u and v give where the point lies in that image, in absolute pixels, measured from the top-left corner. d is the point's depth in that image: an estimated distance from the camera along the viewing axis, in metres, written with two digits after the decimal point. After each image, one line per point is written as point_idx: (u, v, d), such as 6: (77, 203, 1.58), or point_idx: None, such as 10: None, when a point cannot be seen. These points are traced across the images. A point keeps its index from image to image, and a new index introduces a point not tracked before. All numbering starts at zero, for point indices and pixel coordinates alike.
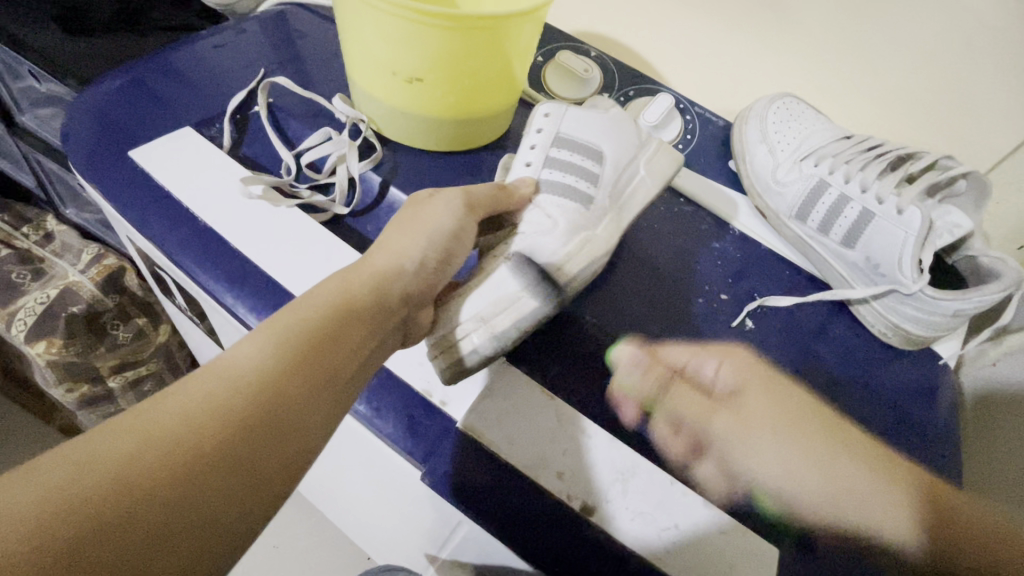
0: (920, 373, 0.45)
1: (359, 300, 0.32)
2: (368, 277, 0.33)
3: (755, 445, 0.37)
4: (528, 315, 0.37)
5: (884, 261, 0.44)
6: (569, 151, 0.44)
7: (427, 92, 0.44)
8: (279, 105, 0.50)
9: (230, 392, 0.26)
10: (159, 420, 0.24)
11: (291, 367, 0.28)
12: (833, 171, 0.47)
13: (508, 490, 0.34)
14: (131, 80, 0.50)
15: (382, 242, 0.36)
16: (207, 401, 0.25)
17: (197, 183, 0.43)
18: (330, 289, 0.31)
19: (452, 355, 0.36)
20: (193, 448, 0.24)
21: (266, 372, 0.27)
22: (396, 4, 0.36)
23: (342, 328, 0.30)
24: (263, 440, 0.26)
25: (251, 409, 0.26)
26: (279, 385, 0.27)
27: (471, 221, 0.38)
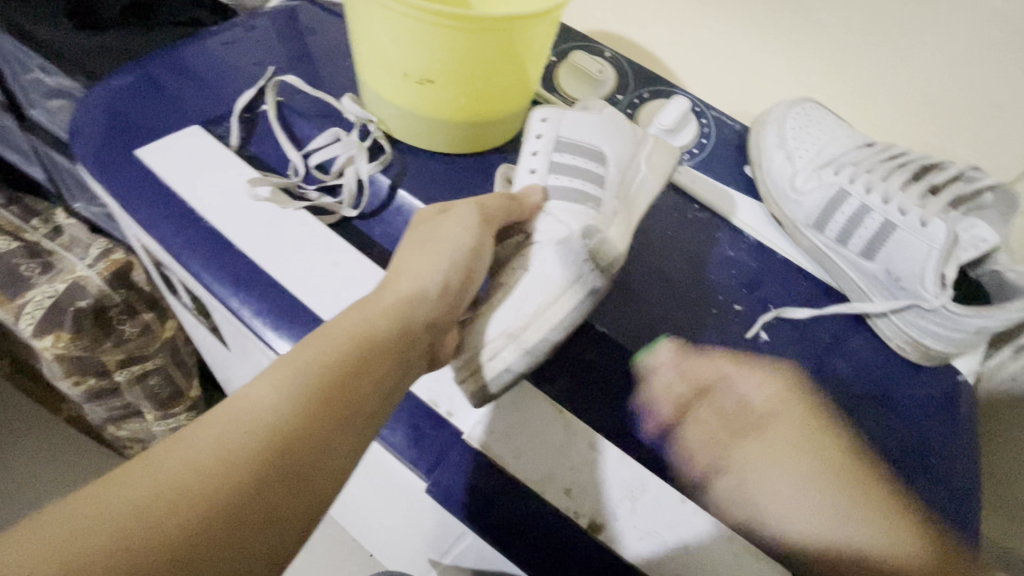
0: (940, 389, 0.44)
1: (382, 331, 0.31)
2: (389, 306, 0.32)
3: (774, 474, 0.35)
4: (555, 327, 0.37)
5: (906, 275, 0.42)
6: (571, 155, 0.42)
7: (438, 94, 0.43)
8: (288, 104, 0.50)
9: (247, 436, 0.25)
10: (176, 465, 0.24)
11: (309, 408, 0.27)
12: (854, 180, 0.45)
13: (514, 504, 0.33)
14: (139, 76, 0.49)
15: (399, 266, 0.35)
16: (224, 446, 0.25)
17: (204, 184, 0.43)
18: (348, 319, 0.31)
19: (480, 378, 0.35)
20: (210, 498, 0.24)
21: (284, 415, 0.26)
22: (407, 4, 0.35)
23: (361, 362, 0.29)
24: (279, 487, 0.25)
25: (268, 455, 0.25)
26: (297, 428, 0.26)
27: (489, 237, 0.37)
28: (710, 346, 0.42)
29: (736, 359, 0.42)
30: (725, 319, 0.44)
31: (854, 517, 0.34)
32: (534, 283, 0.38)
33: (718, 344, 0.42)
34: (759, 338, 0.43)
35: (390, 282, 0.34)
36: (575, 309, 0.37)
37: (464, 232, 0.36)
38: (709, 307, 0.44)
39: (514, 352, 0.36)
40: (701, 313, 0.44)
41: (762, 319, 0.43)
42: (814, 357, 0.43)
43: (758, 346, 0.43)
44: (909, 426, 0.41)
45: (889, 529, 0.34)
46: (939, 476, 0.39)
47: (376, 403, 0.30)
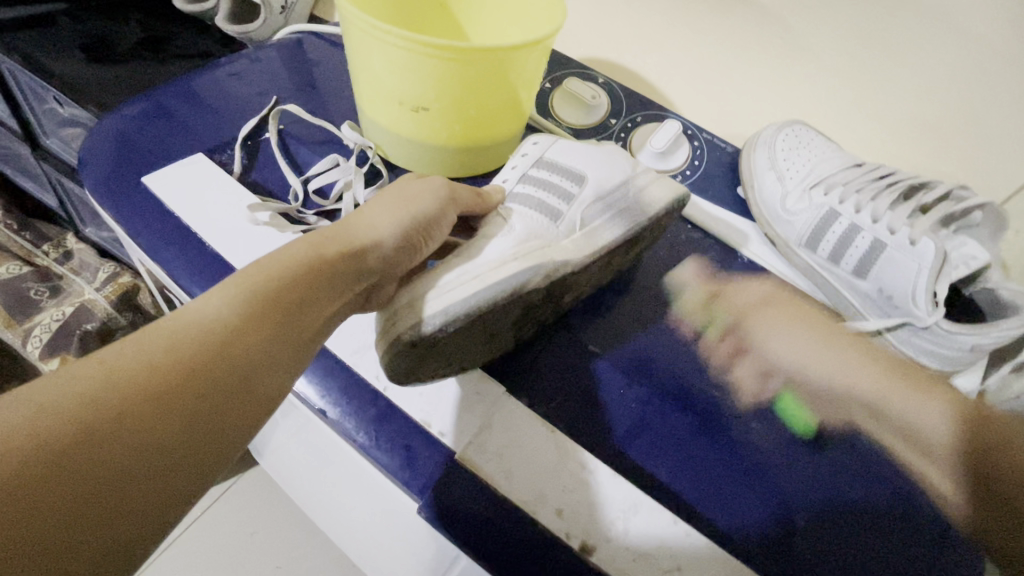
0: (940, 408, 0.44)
1: (330, 262, 0.31)
2: (345, 243, 0.32)
3: (777, 327, 0.45)
4: (460, 302, 0.33)
5: (898, 294, 0.43)
6: (547, 172, 0.44)
7: (432, 121, 0.44)
8: (290, 131, 0.51)
9: (181, 340, 0.25)
10: (115, 364, 0.23)
11: (248, 322, 0.26)
12: (843, 201, 0.46)
13: (505, 526, 0.33)
14: (150, 105, 0.51)
15: (361, 212, 0.35)
16: (152, 347, 0.24)
17: (206, 212, 0.44)
18: (300, 246, 0.31)
19: (387, 337, 0.33)
20: (154, 394, 0.23)
21: (230, 324, 0.26)
22: (400, 38, 0.37)
23: (304, 289, 0.29)
24: (223, 392, 0.25)
25: (213, 361, 0.25)
26: (235, 337, 0.26)
27: (452, 210, 0.38)
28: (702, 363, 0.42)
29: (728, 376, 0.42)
30: (720, 337, 0.44)
31: (931, 402, 0.43)
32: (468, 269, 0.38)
33: (710, 361, 0.43)
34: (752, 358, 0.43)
35: (351, 222, 0.34)
36: (490, 296, 0.34)
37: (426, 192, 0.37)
38: (703, 327, 0.45)
39: (418, 313, 0.33)
40: (695, 331, 0.44)
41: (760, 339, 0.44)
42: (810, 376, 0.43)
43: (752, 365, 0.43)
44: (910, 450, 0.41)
45: (931, 411, 0.42)
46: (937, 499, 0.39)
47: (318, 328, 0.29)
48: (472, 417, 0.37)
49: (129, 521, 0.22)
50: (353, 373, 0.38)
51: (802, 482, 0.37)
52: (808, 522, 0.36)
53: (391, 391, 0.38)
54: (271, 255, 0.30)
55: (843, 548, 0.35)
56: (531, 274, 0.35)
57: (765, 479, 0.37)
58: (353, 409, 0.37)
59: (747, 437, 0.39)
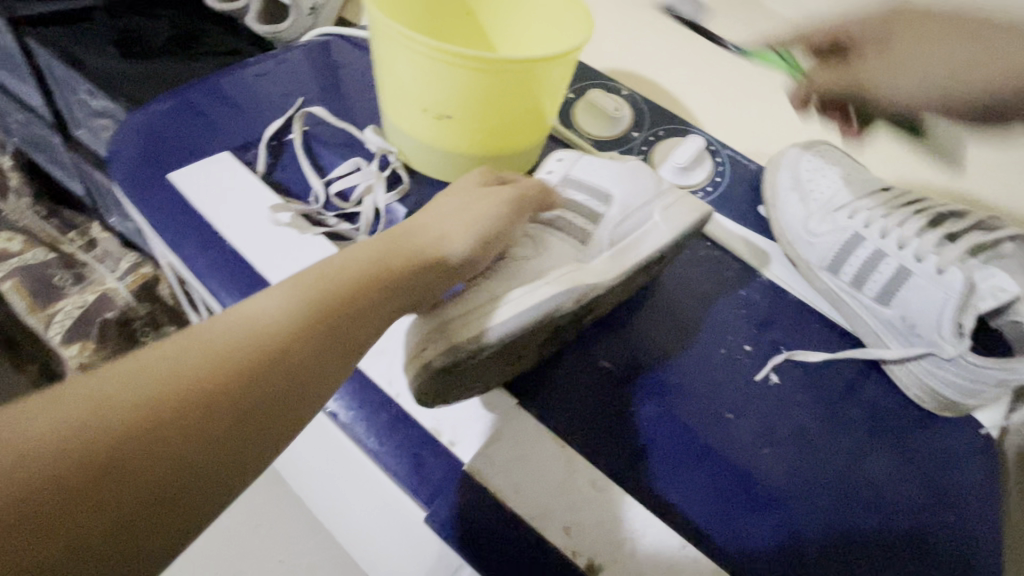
0: (959, 442, 0.43)
1: (396, 269, 0.34)
2: (409, 252, 0.35)
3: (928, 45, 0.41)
4: (490, 329, 0.34)
5: (921, 322, 0.42)
6: (575, 192, 0.44)
7: (455, 129, 0.44)
8: (314, 133, 0.51)
9: (198, 373, 0.26)
10: (176, 367, 0.26)
11: (265, 365, 0.28)
12: (869, 224, 0.45)
13: (513, 539, 0.32)
14: (176, 103, 0.52)
15: (426, 221, 0.38)
16: (174, 378, 0.26)
17: (229, 210, 0.44)
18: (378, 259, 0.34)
19: (418, 361, 0.34)
20: (208, 398, 0.26)
21: (286, 329, 0.29)
22: (431, 47, 0.37)
23: (353, 297, 0.31)
24: (270, 395, 0.27)
25: (266, 365, 0.28)
26: (250, 379, 0.27)
27: (522, 215, 0.41)
28: (717, 385, 0.42)
29: (744, 401, 0.41)
30: (735, 359, 0.44)
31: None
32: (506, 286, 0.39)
33: (725, 383, 0.42)
34: (768, 380, 0.43)
35: (420, 231, 0.37)
36: (517, 319, 0.34)
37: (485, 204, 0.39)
38: (718, 347, 0.44)
39: (443, 340, 0.34)
40: (710, 352, 0.44)
41: (773, 361, 0.43)
42: (828, 404, 0.42)
43: (768, 389, 0.42)
44: (925, 482, 0.40)
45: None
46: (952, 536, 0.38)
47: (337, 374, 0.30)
48: (483, 429, 0.36)
49: (112, 558, 0.22)
50: (365, 377, 0.38)
51: (814, 513, 0.37)
52: (816, 554, 0.35)
53: (403, 397, 0.38)
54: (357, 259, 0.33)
55: None
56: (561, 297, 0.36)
57: (776, 508, 0.36)
58: (363, 414, 0.37)
59: (759, 464, 0.38)
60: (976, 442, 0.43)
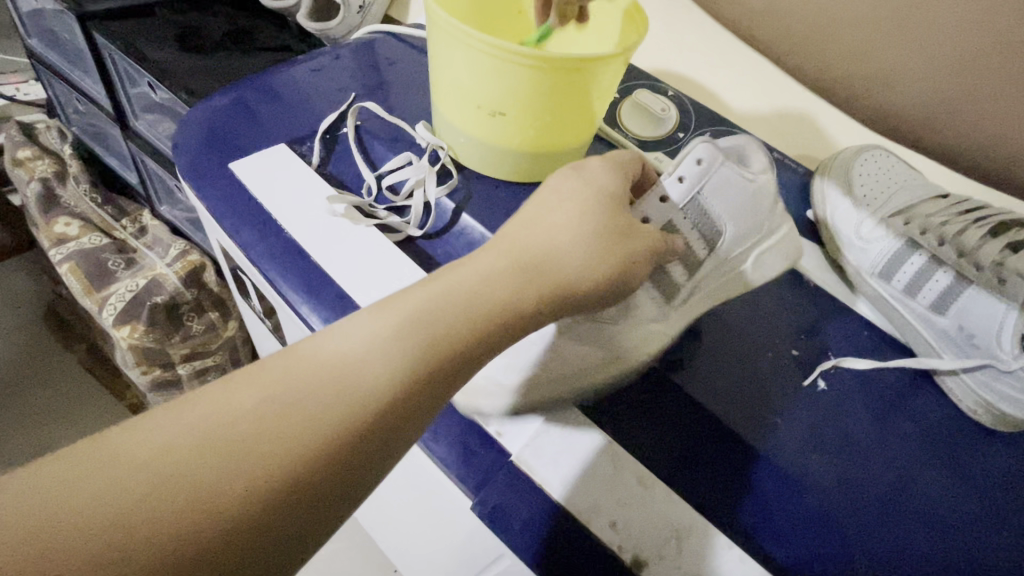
0: (1018, 458, 0.41)
1: (515, 306, 0.31)
2: (552, 280, 0.32)
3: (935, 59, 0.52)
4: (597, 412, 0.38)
5: (980, 332, 0.42)
6: (697, 218, 0.43)
7: (506, 126, 0.45)
8: (366, 127, 0.52)
9: (212, 475, 0.22)
10: (193, 468, 0.22)
11: (322, 448, 0.24)
12: (926, 231, 0.44)
13: (561, 529, 0.33)
14: (235, 98, 0.54)
15: (552, 233, 0.34)
16: (226, 461, 0.23)
17: (286, 200, 0.46)
18: (499, 297, 0.31)
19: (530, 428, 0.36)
20: (222, 507, 0.22)
21: (321, 423, 0.25)
22: (491, 44, 0.38)
23: (404, 379, 0.27)
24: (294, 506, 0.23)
25: (292, 472, 0.24)
26: (306, 460, 0.24)
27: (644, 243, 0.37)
28: (763, 389, 0.41)
29: (792, 407, 0.41)
30: (781, 363, 0.43)
31: None
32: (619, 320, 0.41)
33: (772, 387, 0.42)
34: (816, 386, 0.42)
35: (551, 257, 0.33)
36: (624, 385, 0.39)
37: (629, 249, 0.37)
38: (764, 351, 0.44)
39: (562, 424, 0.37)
40: (757, 356, 0.43)
41: (821, 367, 0.43)
42: (878, 413, 0.42)
43: (816, 395, 0.42)
44: (980, 498, 0.39)
45: None
46: (1008, 555, 0.37)
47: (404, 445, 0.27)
48: (530, 422, 0.37)
49: None
50: None
51: (862, 524, 0.36)
52: (866, 566, 0.35)
53: None
54: (482, 288, 0.31)
55: None
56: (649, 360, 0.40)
57: (825, 518, 0.36)
58: None
59: (806, 470, 0.38)
60: None
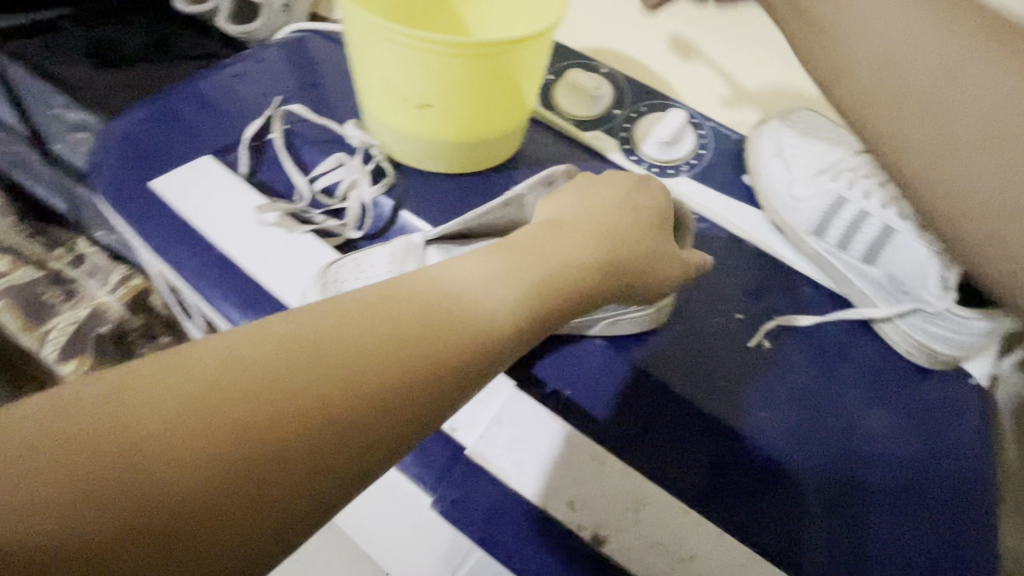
0: (951, 392, 0.44)
1: (557, 286, 0.30)
2: (568, 261, 0.32)
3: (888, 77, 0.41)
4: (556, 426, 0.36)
5: (908, 279, 0.42)
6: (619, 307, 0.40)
7: (434, 118, 0.44)
8: (293, 130, 0.51)
9: (254, 448, 0.20)
10: (238, 427, 0.20)
11: (310, 439, 0.21)
12: (851, 186, 0.46)
13: (520, 514, 0.34)
14: (153, 110, 0.51)
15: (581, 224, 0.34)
16: (192, 445, 0.19)
17: (212, 213, 0.44)
18: (497, 295, 0.27)
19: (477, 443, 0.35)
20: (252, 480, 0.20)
21: (368, 398, 0.23)
22: (408, 34, 0.37)
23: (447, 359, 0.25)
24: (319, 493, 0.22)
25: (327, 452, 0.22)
26: (307, 456, 0.21)
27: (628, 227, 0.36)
28: (712, 356, 0.42)
29: (740, 369, 0.42)
30: (728, 328, 0.44)
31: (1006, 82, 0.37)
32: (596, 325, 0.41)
33: (721, 351, 0.43)
34: (762, 346, 0.43)
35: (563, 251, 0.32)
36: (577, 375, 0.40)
37: (599, 240, 0.34)
38: (711, 318, 0.45)
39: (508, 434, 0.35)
40: (704, 323, 0.44)
41: (765, 326, 0.44)
42: (822, 365, 0.43)
43: (762, 355, 0.43)
44: (919, 434, 0.41)
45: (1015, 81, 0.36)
46: (948, 485, 0.39)
47: (380, 446, 0.23)
48: (482, 413, 0.36)
49: None
50: None
51: (812, 471, 0.38)
52: (816, 512, 0.37)
53: None
54: (471, 286, 0.28)
55: (846, 533, 0.36)
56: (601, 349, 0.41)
57: (776, 470, 0.38)
58: None
59: (757, 427, 0.39)
60: (967, 392, 0.44)
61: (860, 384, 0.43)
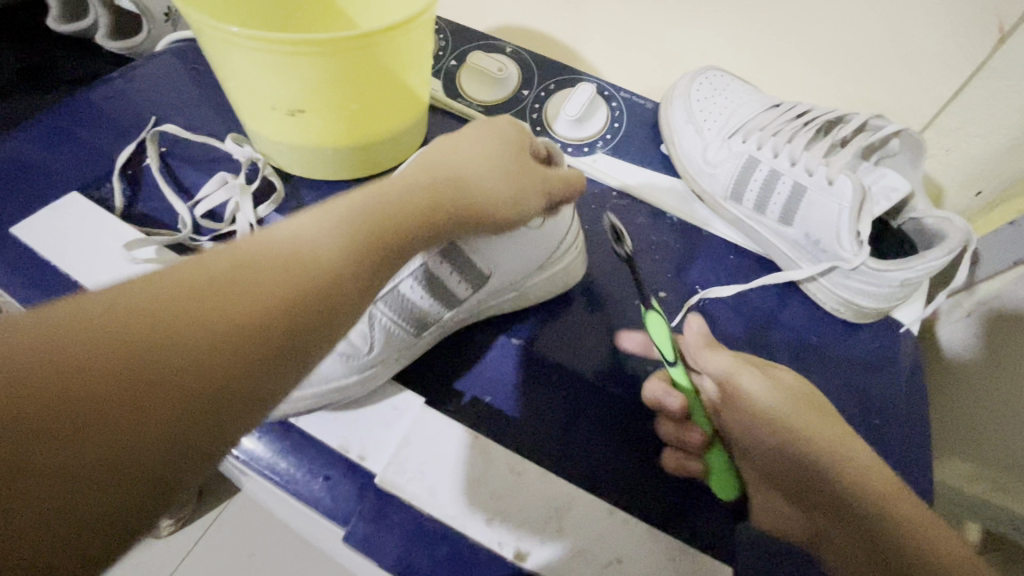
0: (880, 345, 0.43)
1: (421, 197, 0.27)
2: (427, 172, 0.29)
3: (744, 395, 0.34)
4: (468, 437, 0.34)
5: (823, 237, 0.41)
6: (499, 256, 0.35)
7: (312, 123, 0.41)
8: (174, 153, 0.47)
9: (176, 295, 0.18)
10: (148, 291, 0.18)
11: (251, 288, 0.20)
12: (761, 145, 0.44)
13: (437, 538, 0.32)
14: (15, 145, 0.48)
15: (419, 167, 0.29)
16: (103, 326, 0.17)
17: (80, 255, 0.40)
18: (327, 231, 0.23)
19: (388, 472, 0.33)
20: (192, 325, 0.18)
21: (310, 247, 0.22)
22: (250, 36, 0.33)
23: (388, 221, 0.25)
24: (279, 338, 0.20)
25: (280, 293, 0.20)
26: (255, 298, 0.19)
27: (500, 156, 0.32)
28: (633, 341, 0.41)
29: None
30: None
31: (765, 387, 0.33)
32: (485, 296, 0.38)
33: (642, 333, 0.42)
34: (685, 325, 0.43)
35: (396, 180, 0.28)
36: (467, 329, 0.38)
37: (417, 166, 0.29)
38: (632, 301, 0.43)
39: (420, 457, 0.33)
40: (625, 307, 0.43)
41: (689, 303, 0.43)
42: (746, 334, 0.43)
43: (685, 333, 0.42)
44: (848, 392, 0.40)
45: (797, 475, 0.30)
46: (880, 440, 0.38)
47: (336, 294, 0.22)
48: (392, 437, 0.34)
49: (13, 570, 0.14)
50: None
51: None
52: None
53: (303, 421, 0.35)
54: (303, 230, 0.22)
55: None
56: (496, 303, 0.39)
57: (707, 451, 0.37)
58: (271, 441, 0.35)
59: None
60: (896, 343, 0.43)
61: (786, 349, 0.42)
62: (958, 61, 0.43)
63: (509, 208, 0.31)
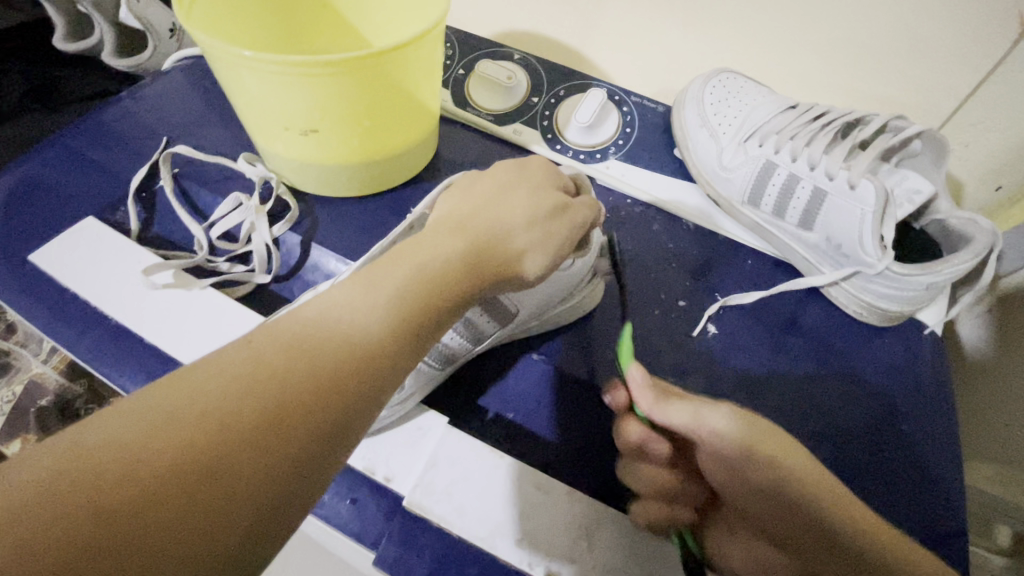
0: (905, 347, 0.42)
1: (457, 265, 0.27)
2: (472, 240, 0.28)
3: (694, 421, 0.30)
4: (493, 456, 0.34)
5: (846, 241, 0.40)
6: (531, 299, 0.36)
7: (326, 142, 0.40)
8: (186, 173, 0.47)
9: (224, 401, 0.20)
10: (197, 397, 0.19)
11: (289, 388, 0.21)
12: (779, 150, 0.43)
13: (466, 560, 0.32)
14: (26, 170, 0.47)
15: (463, 231, 0.29)
16: (153, 448, 0.18)
17: (100, 281, 0.40)
18: (365, 310, 0.23)
19: (416, 493, 0.33)
20: (235, 429, 0.19)
21: (343, 339, 0.23)
22: (263, 60, 0.33)
23: (425, 302, 0.25)
24: (312, 439, 0.21)
25: (314, 393, 0.21)
26: (294, 398, 0.21)
27: (548, 220, 0.31)
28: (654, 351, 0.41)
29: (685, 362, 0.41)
30: (670, 318, 0.43)
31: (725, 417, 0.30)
32: (513, 329, 0.38)
33: (662, 343, 0.42)
34: (707, 333, 0.42)
35: (435, 244, 0.28)
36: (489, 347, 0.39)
37: (461, 234, 0.29)
38: (652, 310, 0.43)
39: (447, 477, 0.33)
40: (644, 316, 0.43)
41: (709, 310, 0.42)
42: (768, 339, 0.42)
43: (706, 342, 0.42)
44: (876, 397, 0.40)
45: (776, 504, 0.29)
46: (912, 447, 0.38)
47: (366, 387, 0.22)
48: (417, 457, 0.34)
49: None
50: None
51: None
52: None
53: None
54: (339, 315, 0.23)
55: None
56: (522, 332, 0.40)
57: None
58: None
59: None
60: (922, 345, 0.42)
61: (810, 355, 0.42)
62: (978, 56, 0.42)
63: (546, 270, 0.31)
